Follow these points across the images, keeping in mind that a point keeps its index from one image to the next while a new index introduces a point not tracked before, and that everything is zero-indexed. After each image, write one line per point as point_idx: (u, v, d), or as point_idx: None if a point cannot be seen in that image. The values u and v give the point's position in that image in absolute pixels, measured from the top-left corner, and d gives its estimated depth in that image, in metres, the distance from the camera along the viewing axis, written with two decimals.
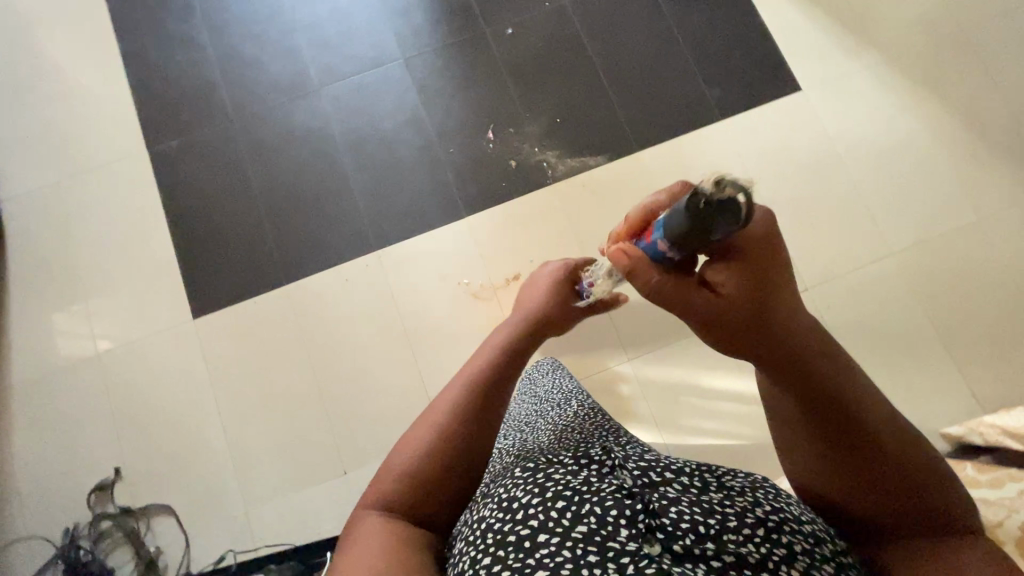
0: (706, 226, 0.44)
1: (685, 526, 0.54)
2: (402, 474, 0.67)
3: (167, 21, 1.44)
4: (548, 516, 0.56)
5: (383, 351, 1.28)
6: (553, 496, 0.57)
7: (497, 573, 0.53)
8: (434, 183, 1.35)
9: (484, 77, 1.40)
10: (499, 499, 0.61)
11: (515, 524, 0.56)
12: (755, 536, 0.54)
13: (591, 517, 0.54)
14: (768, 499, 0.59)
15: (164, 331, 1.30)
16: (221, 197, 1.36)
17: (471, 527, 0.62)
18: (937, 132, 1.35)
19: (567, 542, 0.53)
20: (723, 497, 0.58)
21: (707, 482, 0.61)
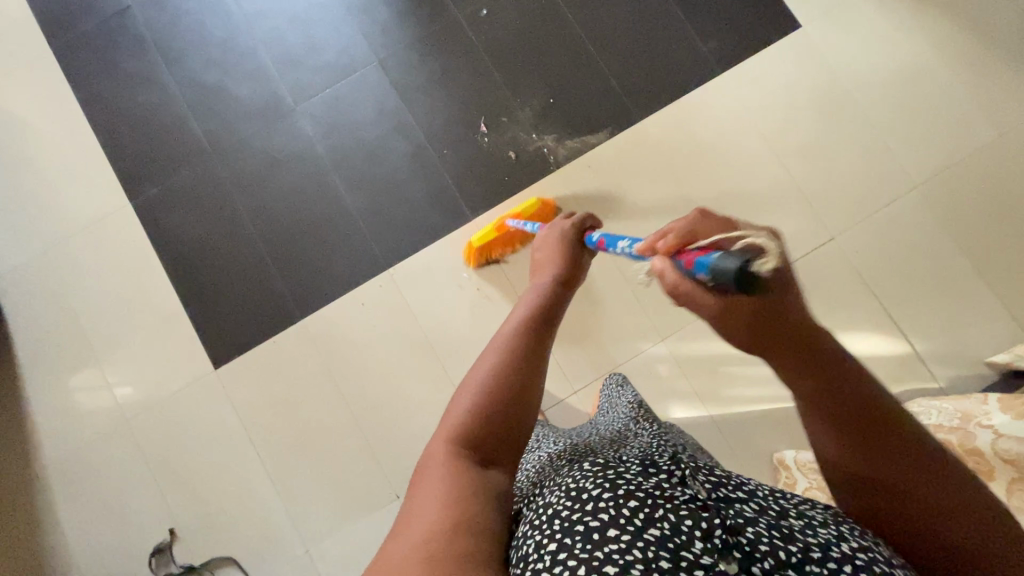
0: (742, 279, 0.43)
1: (763, 548, 0.47)
2: (455, 430, 0.54)
3: (120, 60, 1.35)
4: (620, 512, 0.48)
5: (413, 370, 1.25)
6: (625, 493, 0.49)
7: (560, 562, 0.46)
8: (433, 188, 1.29)
9: (465, 67, 1.31)
10: (566, 487, 0.54)
11: (583, 515, 0.49)
12: (840, 572, 0.46)
13: (665, 522, 0.47)
14: (855, 532, 0.51)
15: (187, 386, 1.27)
16: (216, 239, 1.30)
17: (534, 510, 0.54)
18: (949, 48, 1.28)
19: (638, 543, 0.46)
20: (803, 524, 0.51)
21: (784, 509, 0.54)
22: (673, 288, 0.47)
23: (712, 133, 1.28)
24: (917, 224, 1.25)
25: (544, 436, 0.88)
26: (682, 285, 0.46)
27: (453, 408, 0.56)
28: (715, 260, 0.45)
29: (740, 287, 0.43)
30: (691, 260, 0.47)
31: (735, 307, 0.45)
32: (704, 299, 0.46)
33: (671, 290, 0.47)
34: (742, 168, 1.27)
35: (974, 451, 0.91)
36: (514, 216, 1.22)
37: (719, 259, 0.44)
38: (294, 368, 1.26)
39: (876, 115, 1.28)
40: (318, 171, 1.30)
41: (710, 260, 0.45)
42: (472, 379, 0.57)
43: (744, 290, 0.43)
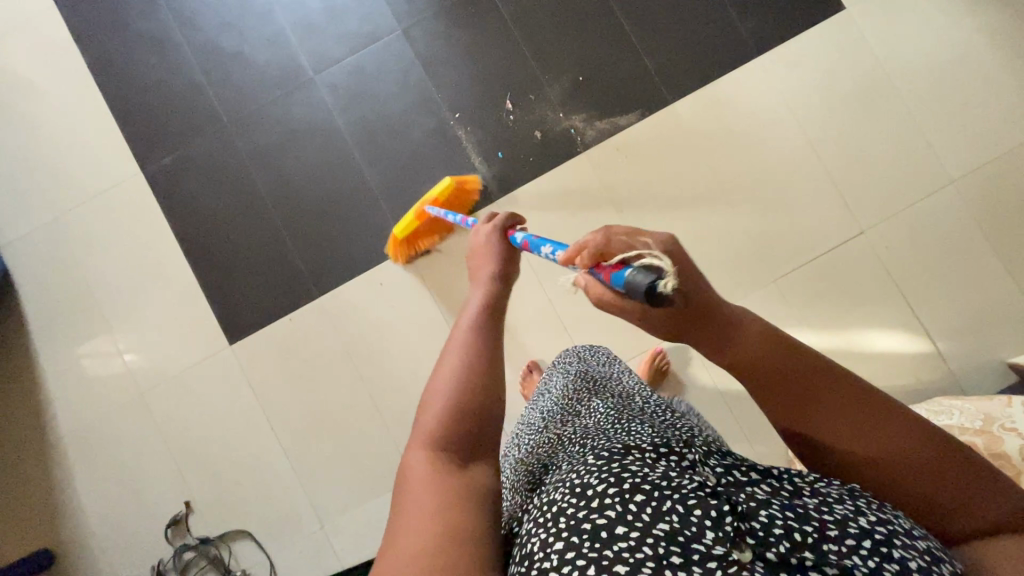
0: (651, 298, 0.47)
1: (778, 531, 0.42)
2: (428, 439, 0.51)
3: (130, 19, 1.28)
4: (627, 507, 0.44)
5: (431, 352, 1.23)
6: (632, 487, 0.45)
7: (569, 564, 0.42)
8: (455, 166, 1.25)
9: (492, 40, 1.26)
10: (569, 482, 0.50)
11: (590, 512, 0.45)
12: (860, 547, 0.42)
13: (673, 515, 0.43)
14: (872, 506, 0.46)
15: (202, 361, 1.25)
16: (230, 211, 1.26)
17: (538, 508, 0.50)
18: (998, 37, 1.22)
19: (649, 539, 0.42)
20: (818, 501, 0.46)
21: (798, 487, 0.48)
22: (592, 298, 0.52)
23: (748, 119, 1.24)
24: (950, 221, 1.22)
25: (542, 415, 0.83)
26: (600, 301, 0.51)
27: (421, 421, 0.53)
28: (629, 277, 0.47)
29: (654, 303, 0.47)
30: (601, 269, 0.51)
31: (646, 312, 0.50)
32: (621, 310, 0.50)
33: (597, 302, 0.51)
34: (776, 158, 1.24)
35: (1000, 456, 0.90)
36: (434, 202, 1.19)
37: (629, 277, 0.47)
38: (309, 347, 1.24)
39: (918, 106, 1.23)
40: (337, 145, 1.26)
41: (624, 277, 0.48)
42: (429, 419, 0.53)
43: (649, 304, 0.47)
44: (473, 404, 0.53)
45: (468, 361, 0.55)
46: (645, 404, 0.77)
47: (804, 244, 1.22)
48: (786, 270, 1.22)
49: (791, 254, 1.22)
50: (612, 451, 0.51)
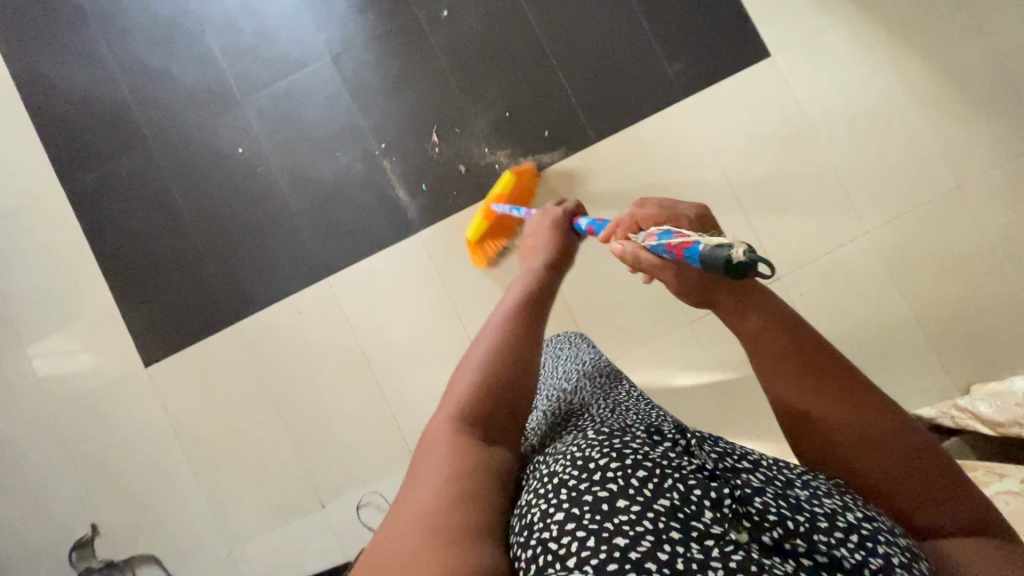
0: (735, 271, 0.52)
1: (772, 517, 0.46)
2: (456, 406, 0.57)
3: (59, 33, 1.27)
4: (628, 482, 0.47)
5: (346, 381, 1.23)
6: (633, 463, 0.48)
7: (571, 532, 0.45)
8: (380, 196, 1.25)
9: (422, 71, 1.26)
10: (570, 455, 0.53)
11: (592, 485, 0.48)
12: (847, 540, 0.45)
13: (674, 493, 0.46)
14: (858, 503, 0.50)
15: (115, 383, 1.24)
16: (153, 232, 1.25)
17: (540, 480, 0.53)
18: (918, 90, 1.24)
19: (649, 514, 0.45)
20: (810, 494, 0.50)
21: (791, 479, 0.52)
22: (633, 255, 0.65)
23: (670, 162, 1.25)
24: (864, 270, 1.24)
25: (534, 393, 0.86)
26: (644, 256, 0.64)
27: (456, 383, 0.60)
28: (701, 253, 0.55)
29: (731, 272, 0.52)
30: (669, 245, 0.60)
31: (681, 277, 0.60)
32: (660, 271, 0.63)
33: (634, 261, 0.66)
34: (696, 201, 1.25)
35: None
36: (500, 198, 1.19)
37: (706, 249, 0.54)
38: (225, 372, 1.23)
39: (839, 155, 1.25)
40: (263, 170, 1.25)
41: (700, 250, 0.55)
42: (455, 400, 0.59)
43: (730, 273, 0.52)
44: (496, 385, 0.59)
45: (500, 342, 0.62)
46: (631, 388, 0.80)
47: None
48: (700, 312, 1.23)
49: None
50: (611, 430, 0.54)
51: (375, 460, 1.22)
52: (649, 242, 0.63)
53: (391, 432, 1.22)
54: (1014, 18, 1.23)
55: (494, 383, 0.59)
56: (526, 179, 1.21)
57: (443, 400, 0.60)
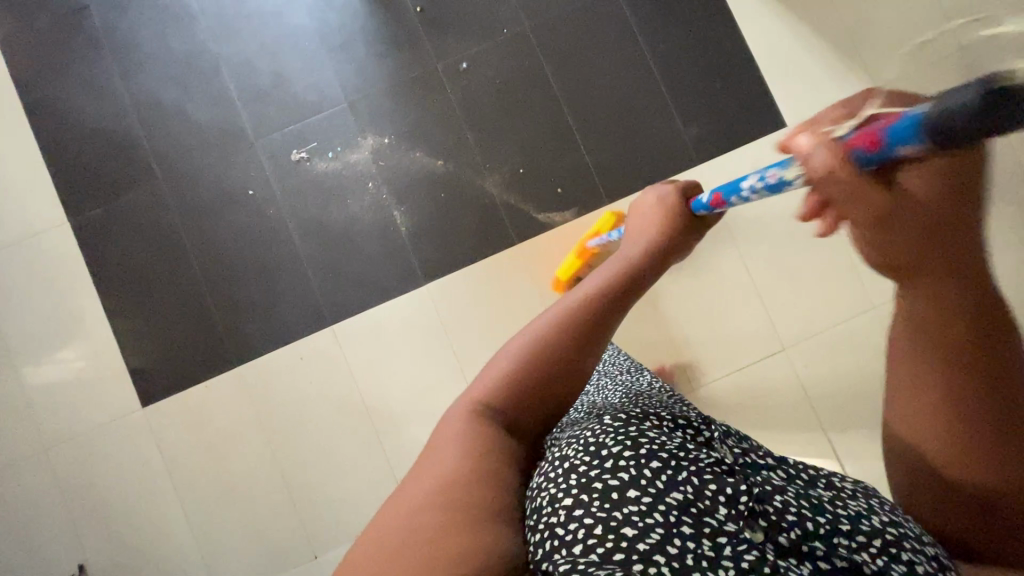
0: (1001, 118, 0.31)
1: (790, 517, 0.47)
2: (484, 391, 0.57)
3: (73, 64, 1.26)
4: (640, 473, 0.49)
5: (346, 432, 1.22)
6: (646, 454, 0.50)
7: (580, 517, 0.47)
8: (388, 246, 1.24)
9: (438, 121, 1.25)
10: (582, 439, 0.53)
11: (603, 473, 0.49)
12: (870, 546, 0.46)
13: (687, 486, 0.48)
14: (886, 508, 0.50)
15: (109, 422, 1.22)
16: (157, 269, 1.24)
17: (552, 463, 0.54)
18: None
19: (660, 506, 0.47)
20: (834, 496, 0.51)
21: (814, 478, 0.54)
22: (824, 172, 0.41)
23: None
24: None
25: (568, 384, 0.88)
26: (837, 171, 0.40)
27: (492, 367, 0.59)
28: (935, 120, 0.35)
29: (995, 117, 0.31)
30: (849, 145, 0.40)
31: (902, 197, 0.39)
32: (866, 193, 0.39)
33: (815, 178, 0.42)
34: (705, 268, 1.25)
35: None
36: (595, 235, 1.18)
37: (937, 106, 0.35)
38: (222, 415, 1.22)
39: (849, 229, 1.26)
40: (272, 213, 1.24)
41: (921, 115, 0.36)
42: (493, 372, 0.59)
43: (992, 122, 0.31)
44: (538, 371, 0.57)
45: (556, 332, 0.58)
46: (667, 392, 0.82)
47: (725, 357, 1.24)
48: (703, 380, 1.23)
49: (710, 365, 1.24)
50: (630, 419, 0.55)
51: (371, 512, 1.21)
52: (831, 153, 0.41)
53: (389, 485, 1.21)
54: None
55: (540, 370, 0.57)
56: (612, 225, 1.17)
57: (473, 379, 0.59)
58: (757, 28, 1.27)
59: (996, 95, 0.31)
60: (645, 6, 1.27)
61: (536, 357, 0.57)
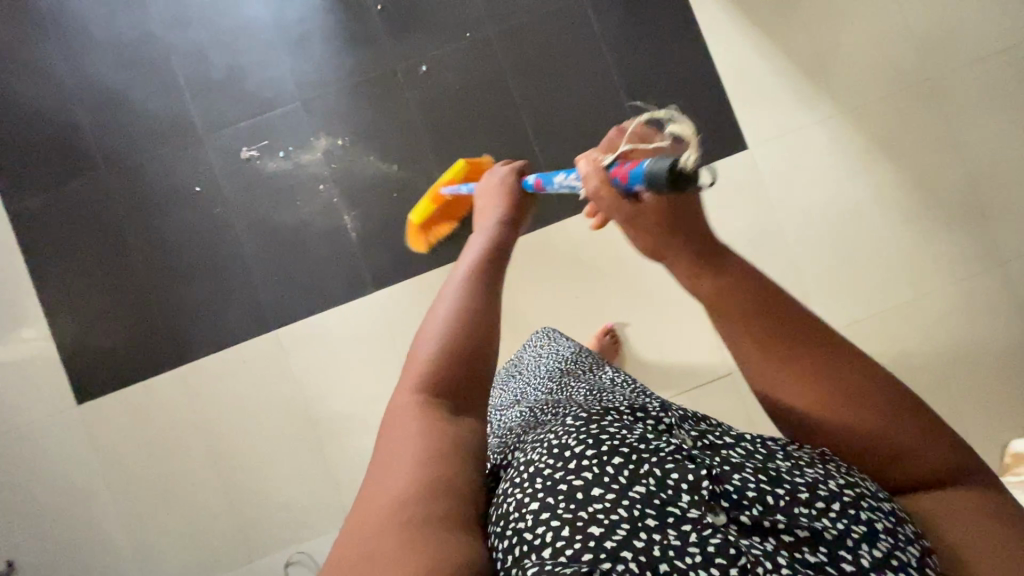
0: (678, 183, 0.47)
1: (751, 494, 0.46)
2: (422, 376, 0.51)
3: (15, 45, 1.21)
4: (603, 470, 0.46)
5: (287, 438, 1.21)
6: (609, 450, 0.47)
7: (545, 521, 0.44)
8: (338, 252, 1.21)
9: (395, 125, 1.22)
10: (547, 442, 0.50)
11: (567, 474, 0.46)
12: (829, 510, 0.46)
13: (650, 479, 0.45)
14: (840, 470, 0.50)
15: (44, 418, 1.19)
16: (98, 264, 1.21)
17: (516, 468, 0.50)
18: (884, 199, 1.26)
19: (624, 502, 0.44)
20: (791, 464, 0.49)
21: (772, 450, 0.51)
22: (593, 191, 0.54)
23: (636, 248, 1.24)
24: None
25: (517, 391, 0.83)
26: (603, 189, 0.53)
27: (418, 351, 0.53)
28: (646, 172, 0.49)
29: (673, 184, 0.47)
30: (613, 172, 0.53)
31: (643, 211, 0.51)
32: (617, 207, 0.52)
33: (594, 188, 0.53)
34: (657, 288, 1.25)
35: None
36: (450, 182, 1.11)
37: (652, 165, 0.48)
38: (161, 417, 1.20)
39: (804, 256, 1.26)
40: (220, 212, 1.21)
41: (646, 167, 0.49)
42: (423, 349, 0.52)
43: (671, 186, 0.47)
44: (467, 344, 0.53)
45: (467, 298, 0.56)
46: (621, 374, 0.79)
47: (672, 379, 1.24)
48: None
49: (657, 386, 1.24)
50: (590, 412, 0.52)
51: (309, 520, 1.20)
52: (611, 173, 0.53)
53: (329, 494, 1.20)
54: (986, 141, 1.26)
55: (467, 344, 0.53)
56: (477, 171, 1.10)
57: (403, 370, 0.52)
58: (725, 46, 1.25)
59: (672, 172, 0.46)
60: (613, 18, 1.25)
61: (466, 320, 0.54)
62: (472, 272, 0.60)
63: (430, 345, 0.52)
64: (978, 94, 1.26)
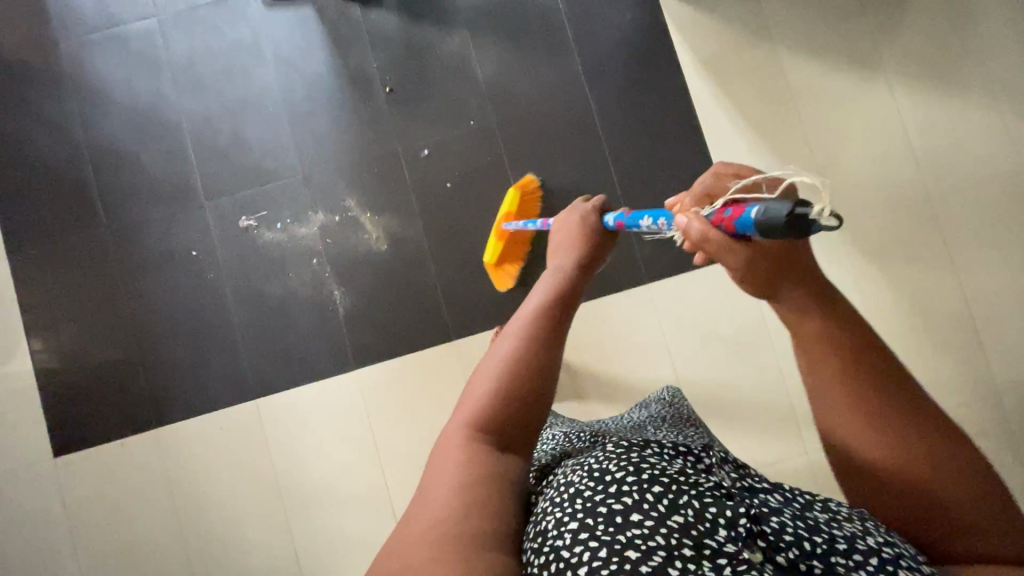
0: (797, 226, 0.45)
1: (789, 538, 0.47)
2: (468, 418, 0.55)
3: (33, 100, 1.25)
4: (643, 496, 0.48)
5: (255, 509, 1.20)
6: (649, 479, 0.50)
7: (585, 541, 0.46)
8: (324, 326, 1.22)
9: (391, 205, 1.24)
10: (588, 467, 0.53)
11: (607, 497, 0.49)
12: (867, 564, 0.46)
13: (688, 509, 0.47)
14: (879, 530, 0.50)
15: (19, 468, 1.20)
16: (89, 319, 1.22)
17: (555, 489, 0.54)
18: (876, 317, 1.25)
19: (661, 530, 0.46)
20: (829, 517, 0.51)
21: (811, 503, 0.54)
22: (700, 234, 0.53)
23: (620, 346, 1.26)
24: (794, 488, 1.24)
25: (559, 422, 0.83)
26: (710, 233, 0.52)
27: (473, 388, 0.57)
28: (752, 216, 0.48)
29: (791, 229, 0.45)
30: (714, 219, 0.53)
31: (753, 255, 0.51)
32: (730, 247, 0.51)
33: (700, 237, 0.53)
34: (638, 388, 1.25)
35: None
36: (508, 216, 1.19)
37: (761, 213, 0.46)
38: (134, 475, 1.21)
39: (789, 367, 1.26)
40: (212, 277, 1.23)
41: (754, 215, 0.47)
42: (479, 391, 0.56)
43: (789, 229, 0.45)
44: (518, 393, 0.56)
45: (521, 348, 0.58)
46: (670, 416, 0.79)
47: None
48: None
49: None
50: (630, 444, 0.56)
51: None
52: (722, 219, 0.52)
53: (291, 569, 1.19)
54: (986, 266, 1.24)
55: (519, 392, 0.56)
56: (529, 199, 1.21)
57: (458, 402, 0.57)
58: (726, 152, 1.26)
59: (790, 215, 0.44)
60: (615, 116, 1.26)
61: (519, 362, 0.57)
62: (537, 310, 0.62)
63: (485, 384, 0.56)
64: (979, 218, 1.25)
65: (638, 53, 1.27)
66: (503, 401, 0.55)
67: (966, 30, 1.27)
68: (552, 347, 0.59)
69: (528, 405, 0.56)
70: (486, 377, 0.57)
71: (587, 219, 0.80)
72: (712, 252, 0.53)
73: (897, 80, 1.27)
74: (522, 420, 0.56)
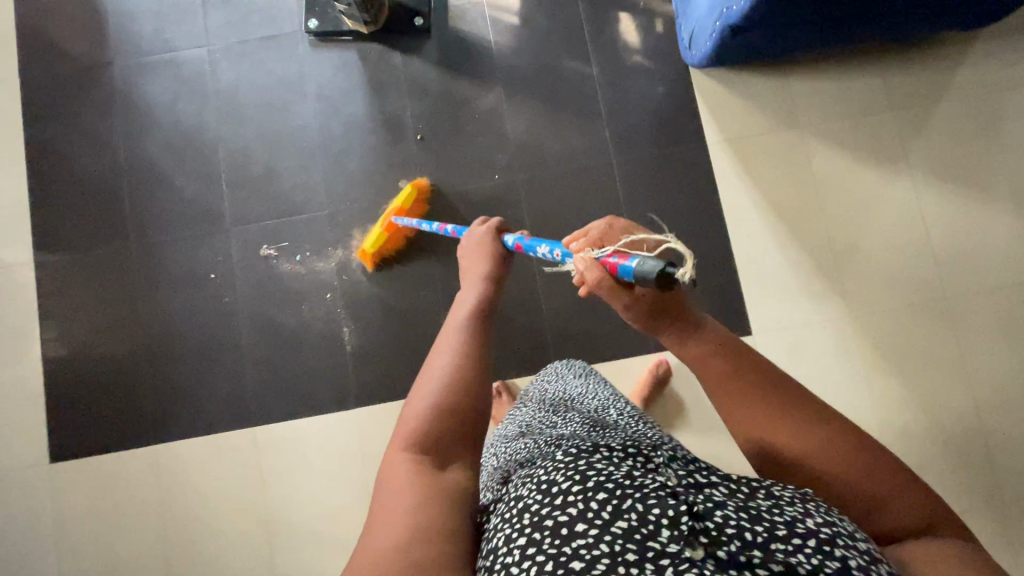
0: (668, 278, 0.54)
1: (731, 530, 0.43)
2: (408, 438, 0.52)
3: (81, 114, 1.30)
4: (587, 505, 0.45)
5: (241, 536, 1.20)
6: (594, 485, 0.46)
7: (531, 557, 0.44)
8: (331, 361, 1.24)
9: (410, 249, 1.26)
10: (537, 479, 0.50)
11: (554, 509, 0.46)
12: (805, 547, 0.43)
13: (632, 514, 0.44)
14: (819, 510, 0.47)
15: (17, 470, 1.22)
16: (105, 329, 1.25)
17: (507, 502, 0.51)
18: (885, 411, 1.23)
19: (605, 538, 0.43)
20: (771, 503, 0.47)
21: (755, 490, 0.48)
22: (592, 281, 0.59)
23: None
24: None
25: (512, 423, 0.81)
26: (601, 279, 0.59)
27: (409, 409, 0.54)
28: (633, 267, 0.56)
29: (661, 281, 0.54)
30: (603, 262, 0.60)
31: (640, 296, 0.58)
32: (621, 292, 0.58)
33: (593, 283, 0.60)
34: None
35: None
36: (398, 211, 1.22)
37: (640, 267, 0.55)
38: (126, 489, 1.21)
39: None
40: (228, 301, 1.25)
41: (634, 266, 0.56)
42: (415, 409, 0.54)
43: (660, 282, 0.54)
44: (457, 408, 0.54)
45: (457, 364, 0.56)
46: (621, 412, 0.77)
47: None
48: None
49: None
50: (580, 448, 0.52)
51: None
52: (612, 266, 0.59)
53: None
54: (1000, 371, 1.23)
55: (455, 404, 0.54)
56: (422, 197, 1.26)
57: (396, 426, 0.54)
58: (744, 231, 1.27)
59: (664, 271, 0.54)
60: (638, 185, 1.28)
61: (449, 379, 0.55)
62: (463, 325, 0.60)
63: (422, 403, 0.54)
64: (996, 321, 1.24)
65: (666, 126, 1.30)
66: (440, 417, 0.53)
67: (992, 135, 1.28)
68: (482, 356, 0.58)
69: (465, 412, 0.54)
70: (420, 398, 0.54)
71: (488, 236, 0.76)
72: (606, 295, 0.59)
73: (921, 177, 1.28)
74: (466, 432, 0.54)
